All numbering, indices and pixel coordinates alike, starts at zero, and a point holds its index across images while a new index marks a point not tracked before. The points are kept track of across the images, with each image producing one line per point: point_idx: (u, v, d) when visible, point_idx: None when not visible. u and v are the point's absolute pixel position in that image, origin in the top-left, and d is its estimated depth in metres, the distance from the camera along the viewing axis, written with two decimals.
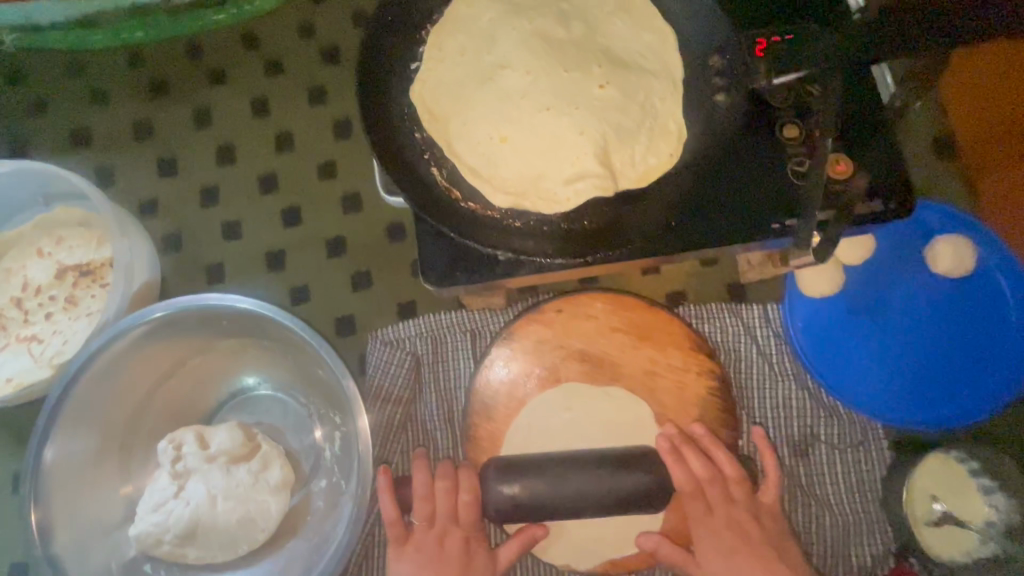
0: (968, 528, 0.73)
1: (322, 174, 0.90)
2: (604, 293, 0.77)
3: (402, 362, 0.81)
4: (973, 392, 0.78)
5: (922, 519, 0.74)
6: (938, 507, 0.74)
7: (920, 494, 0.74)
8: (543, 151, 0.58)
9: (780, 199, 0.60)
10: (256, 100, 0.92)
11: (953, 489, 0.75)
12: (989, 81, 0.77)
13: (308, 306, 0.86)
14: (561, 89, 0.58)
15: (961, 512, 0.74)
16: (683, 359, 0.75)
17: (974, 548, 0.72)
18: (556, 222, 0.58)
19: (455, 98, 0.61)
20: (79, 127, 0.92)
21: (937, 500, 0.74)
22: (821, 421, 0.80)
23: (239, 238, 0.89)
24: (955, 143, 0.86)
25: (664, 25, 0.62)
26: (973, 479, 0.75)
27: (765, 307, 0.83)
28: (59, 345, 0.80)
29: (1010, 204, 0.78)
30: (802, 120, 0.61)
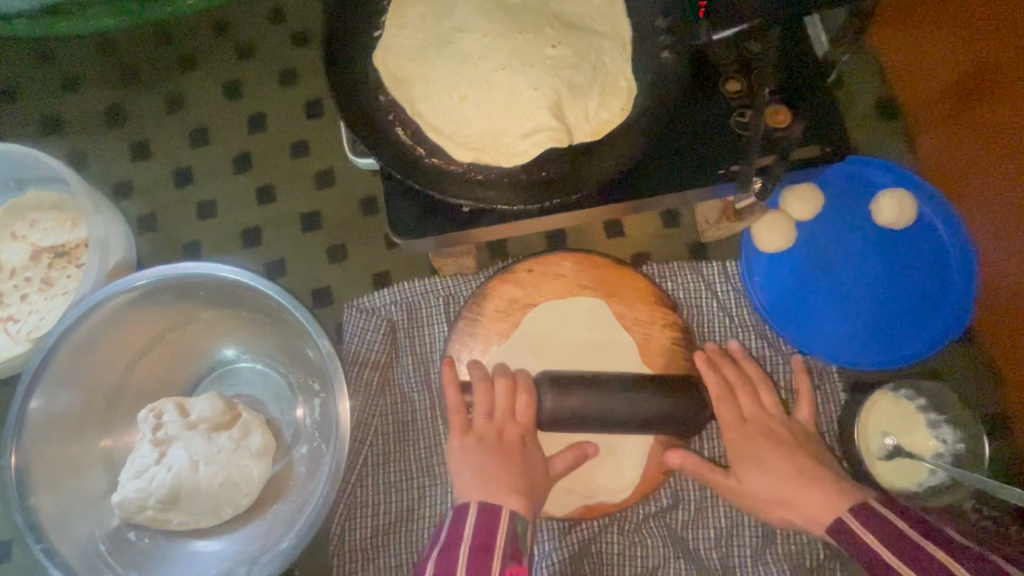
0: (917, 459, 0.78)
1: (295, 152, 0.92)
2: (570, 252, 0.80)
3: (378, 328, 0.84)
4: (919, 334, 0.83)
5: (874, 452, 0.79)
6: (889, 440, 0.79)
7: (873, 429, 0.79)
8: (501, 108, 0.61)
9: (723, 147, 0.64)
10: (228, 83, 0.94)
11: (904, 425, 0.79)
12: (923, 42, 0.83)
13: (285, 279, 0.88)
14: (516, 50, 0.61)
15: (910, 445, 0.79)
16: (647, 312, 0.79)
17: (923, 477, 0.78)
18: (515, 174, 0.62)
19: (416, 61, 0.64)
20: (50, 114, 0.93)
21: (888, 434, 0.79)
22: (781, 369, 0.85)
23: (215, 216, 0.91)
24: (896, 104, 0.91)
25: None
26: (922, 414, 0.80)
27: (724, 264, 0.87)
28: (36, 323, 0.81)
29: (947, 156, 0.84)
30: (742, 74, 0.65)
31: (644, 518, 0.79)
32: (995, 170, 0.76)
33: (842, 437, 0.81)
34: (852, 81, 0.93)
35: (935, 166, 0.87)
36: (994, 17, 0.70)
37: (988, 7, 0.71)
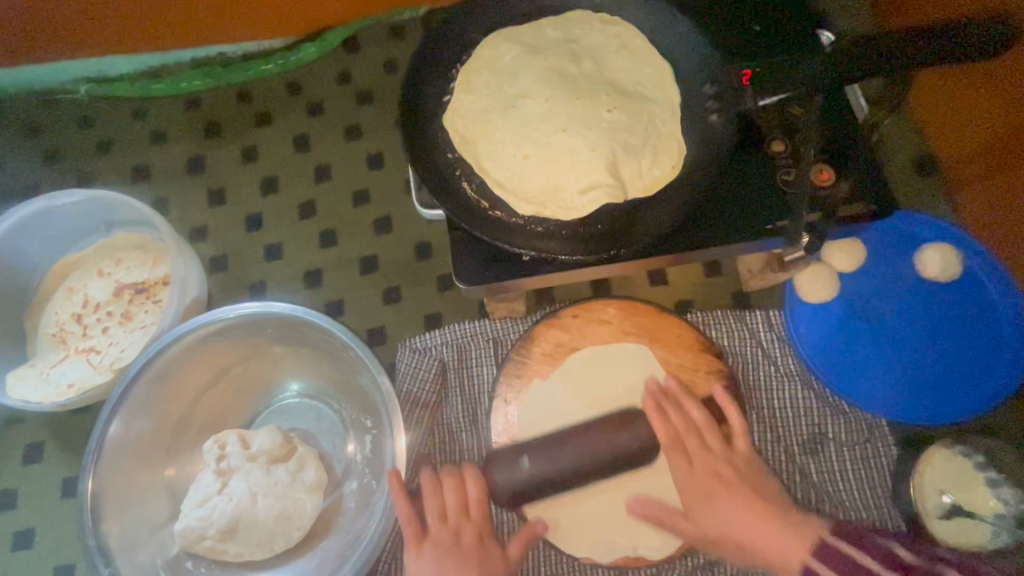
0: (978, 520, 0.75)
1: (355, 201, 0.99)
2: (616, 299, 0.83)
3: (428, 368, 0.87)
4: (973, 389, 0.82)
5: (932, 511, 0.76)
6: (946, 499, 0.76)
7: (929, 488, 0.77)
8: (561, 167, 0.66)
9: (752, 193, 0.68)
10: (297, 137, 1.03)
11: (962, 482, 0.77)
12: (964, 102, 0.86)
13: (341, 318, 0.94)
14: (575, 114, 0.67)
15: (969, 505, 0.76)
16: (692, 359, 0.82)
17: (985, 538, 0.74)
18: (573, 227, 0.66)
19: (482, 124, 0.70)
20: (140, 163, 1.03)
21: (946, 492, 0.76)
22: (828, 420, 0.85)
23: (280, 257, 0.97)
24: (934, 161, 0.93)
25: (663, 61, 0.72)
26: (980, 472, 0.77)
27: (768, 313, 0.89)
28: (117, 353, 0.87)
29: (989, 212, 0.86)
30: (787, 136, 0.69)
31: (691, 570, 0.78)
32: None
33: (896, 494, 0.79)
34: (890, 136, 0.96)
35: (977, 220, 0.88)
36: None
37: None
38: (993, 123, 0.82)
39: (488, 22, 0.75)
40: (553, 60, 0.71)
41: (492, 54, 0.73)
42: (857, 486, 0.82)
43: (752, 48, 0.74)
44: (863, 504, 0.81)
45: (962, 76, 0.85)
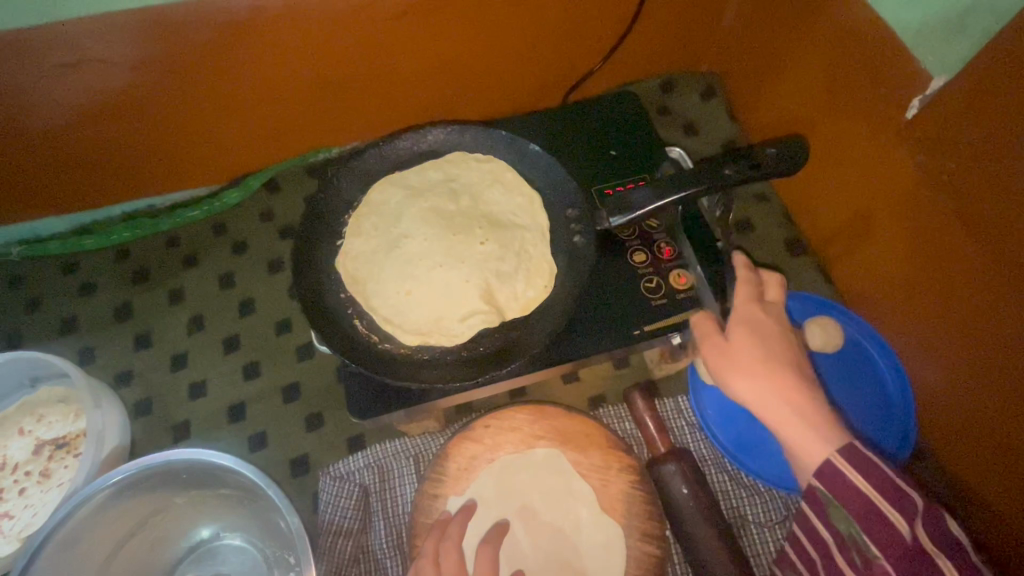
0: None
1: (279, 330, 1.03)
2: (525, 406, 0.87)
3: (350, 495, 0.88)
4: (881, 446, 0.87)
5: None
6: None
7: None
8: (442, 301, 0.73)
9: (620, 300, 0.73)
10: (223, 275, 1.09)
11: None
12: (820, 189, 0.97)
13: (265, 451, 0.95)
14: (450, 251, 0.75)
15: None
16: (603, 458, 0.84)
17: None
18: (456, 352, 0.71)
19: (370, 263, 0.76)
20: (68, 315, 1.07)
21: None
22: (745, 502, 0.87)
23: (205, 395, 0.99)
24: (804, 241, 1.03)
25: (531, 191, 0.81)
26: None
27: (677, 400, 0.94)
28: (30, 518, 0.86)
29: (857, 284, 0.95)
30: (646, 247, 0.78)
31: None
32: (904, 293, 0.85)
33: None
34: (765, 221, 1.06)
35: (849, 291, 0.97)
36: (879, 174, 0.84)
37: (865, 162, 0.86)
38: (846, 206, 0.92)
39: (375, 169, 0.84)
40: (434, 199, 0.79)
41: (379, 197, 0.81)
42: None
43: (610, 171, 0.84)
44: None
45: (813, 167, 0.97)
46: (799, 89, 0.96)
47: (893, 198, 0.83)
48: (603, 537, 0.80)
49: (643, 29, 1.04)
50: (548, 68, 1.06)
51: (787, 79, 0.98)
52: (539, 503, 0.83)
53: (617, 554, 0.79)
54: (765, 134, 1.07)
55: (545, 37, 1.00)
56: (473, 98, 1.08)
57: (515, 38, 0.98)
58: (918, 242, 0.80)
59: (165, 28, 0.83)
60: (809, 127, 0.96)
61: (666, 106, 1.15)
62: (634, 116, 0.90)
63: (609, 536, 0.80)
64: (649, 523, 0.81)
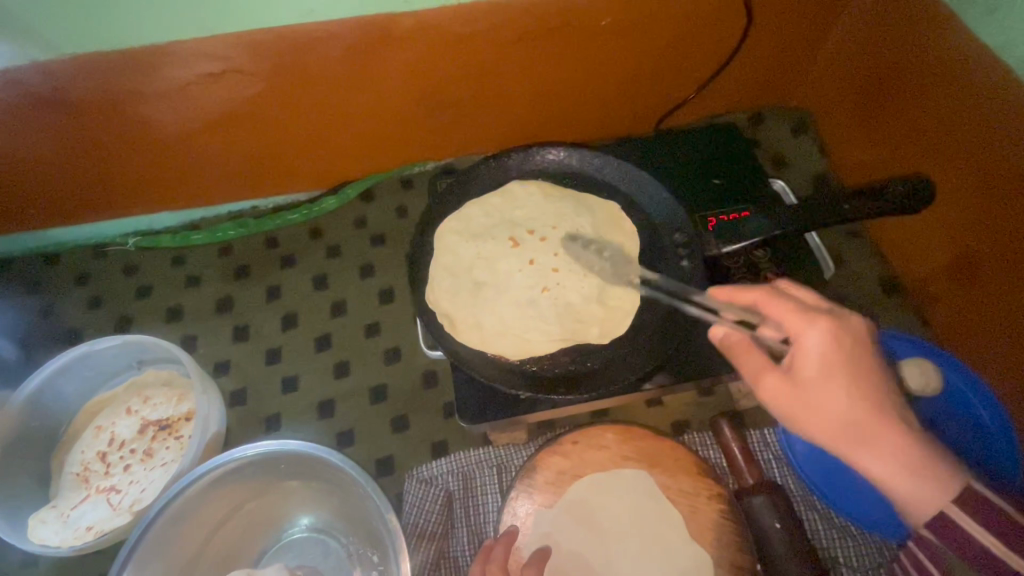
0: None
1: (368, 332, 1.07)
2: (613, 425, 0.87)
3: (435, 499, 0.90)
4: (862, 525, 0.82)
5: None
6: None
7: None
8: (553, 316, 0.77)
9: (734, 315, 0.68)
10: (318, 277, 1.14)
11: None
12: (920, 229, 0.96)
13: (351, 448, 0.98)
14: (558, 271, 0.80)
15: None
16: (692, 484, 0.83)
17: None
18: (564, 366, 0.75)
19: (475, 290, 0.79)
20: (174, 305, 1.13)
21: None
22: (836, 542, 0.85)
23: (296, 390, 1.04)
24: (900, 280, 1.01)
25: (635, 214, 0.83)
26: None
27: (763, 432, 0.92)
28: (136, 494, 0.91)
29: (958, 330, 0.92)
30: (752, 276, 0.78)
31: None
32: (1011, 343, 0.83)
33: None
34: (856, 257, 1.05)
35: (948, 337, 0.94)
36: (987, 220, 0.83)
37: (973, 206, 0.85)
38: (946, 248, 0.91)
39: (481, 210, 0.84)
40: (536, 235, 0.82)
41: (478, 226, 0.85)
42: None
43: (715, 198, 0.86)
44: None
45: None
46: (902, 127, 0.96)
47: (1009, 241, 0.80)
48: (692, 565, 0.79)
49: (740, 62, 1.06)
50: (643, 96, 1.09)
51: (889, 118, 0.98)
52: (626, 523, 0.82)
53: None
54: (860, 170, 1.07)
55: (646, 67, 1.03)
56: (569, 122, 1.12)
57: (617, 67, 1.02)
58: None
59: (297, 45, 0.90)
60: (910, 166, 0.95)
61: (756, 137, 1.17)
62: (735, 146, 0.91)
63: (698, 564, 0.79)
64: (741, 556, 0.79)
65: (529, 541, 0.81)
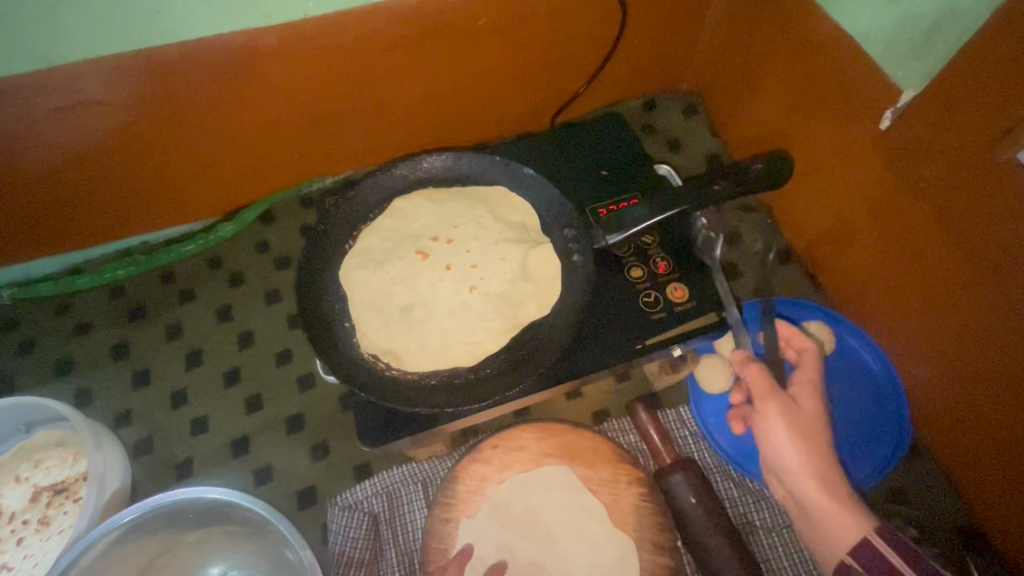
0: None
1: (280, 361, 1.03)
2: (531, 424, 0.87)
3: (360, 524, 0.88)
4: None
5: None
6: None
7: None
8: (450, 326, 0.75)
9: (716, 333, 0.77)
10: (222, 308, 1.08)
11: None
12: (803, 197, 1.00)
13: (270, 484, 0.94)
14: (452, 280, 0.78)
15: None
16: (611, 472, 0.85)
17: None
18: (464, 374, 0.73)
19: (407, 315, 0.77)
20: (64, 357, 1.05)
21: None
22: (752, 507, 0.89)
23: (206, 431, 0.98)
24: (793, 248, 1.06)
25: (528, 211, 0.83)
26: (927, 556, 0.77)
27: (679, 411, 0.95)
28: (31, 569, 0.85)
29: (844, 291, 0.97)
30: (642, 263, 0.80)
31: None
32: (888, 297, 0.89)
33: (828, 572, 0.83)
34: (752, 230, 1.09)
35: (838, 298, 1.00)
36: (858, 183, 0.88)
37: (844, 172, 0.90)
38: (827, 213, 0.96)
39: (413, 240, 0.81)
40: (442, 240, 0.81)
41: (366, 242, 0.82)
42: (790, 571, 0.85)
43: (603, 189, 0.86)
44: None
45: (795, 178, 1.00)
46: (778, 102, 1.00)
47: (877, 202, 0.85)
48: (617, 550, 0.81)
49: (626, 50, 1.08)
50: (535, 92, 1.09)
51: (766, 94, 1.02)
52: (551, 521, 0.83)
53: (632, 566, 0.80)
54: (748, 146, 1.11)
55: (532, 62, 1.03)
56: (465, 124, 1.11)
57: (503, 64, 1.01)
58: (899, 244, 0.84)
59: (158, 67, 0.84)
60: (789, 138, 0.99)
61: (650, 122, 1.19)
62: (620, 135, 0.92)
63: (623, 550, 0.81)
64: (661, 535, 0.81)
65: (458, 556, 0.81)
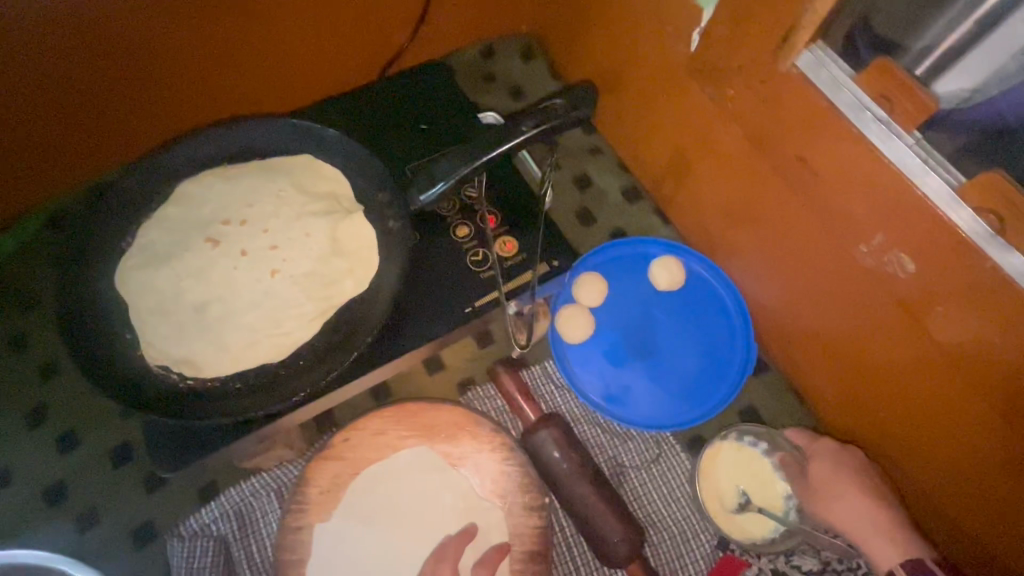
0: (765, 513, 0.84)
1: (95, 388, 0.89)
2: (382, 408, 0.81)
3: (207, 551, 0.79)
4: (690, 408, 0.90)
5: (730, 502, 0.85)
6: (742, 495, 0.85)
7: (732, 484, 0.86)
8: (253, 320, 0.66)
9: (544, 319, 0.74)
10: (11, 339, 0.91)
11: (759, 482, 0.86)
12: (641, 132, 0.98)
13: (99, 529, 0.82)
14: (252, 267, 0.69)
15: (764, 501, 0.85)
16: (473, 443, 0.81)
17: (767, 529, 0.84)
18: (274, 371, 0.64)
19: (201, 315, 0.67)
20: None
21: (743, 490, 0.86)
22: (620, 449, 0.90)
23: (9, 485, 0.84)
24: (642, 186, 1.05)
25: (336, 179, 0.74)
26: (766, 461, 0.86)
27: (544, 367, 0.93)
28: None
29: (689, 223, 0.98)
30: (468, 220, 0.74)
31: None
32: (724, 222, 0.89)
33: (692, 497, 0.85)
34: (601, 172, 1.06)
35: (684, 230, 1.00)
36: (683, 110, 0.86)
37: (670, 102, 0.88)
38: (663, 145, 0.95)
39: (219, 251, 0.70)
40: (236, 223, 0.71)
41: (144, 237, 0.70)
42: (660, 504, 0.87)
43: (422, 145, 0.79)
44: (667, 518, 0.87)
45: (631, 113, 0.98)
46: (606, 35, 0.95)
47: (701, 130, 0.84)
48: (484, 521, 0.78)
49: None
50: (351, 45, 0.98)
51: (595, 28, 0.97)
52: (414, 507, 0.78)
53: (501, 534, 0.78)
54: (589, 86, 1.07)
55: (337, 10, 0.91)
56: (278, 92, 0.97)
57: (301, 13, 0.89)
58: (724, 169, 0.84)
59: None
60: (621, 73, 0.95)
61: (491, 70, 1.12)
62: (438, 83, 0.84)
63: (490, 519, 0.78)
64: (529, 496, 0.79)
65: (317, 565, 0.75)
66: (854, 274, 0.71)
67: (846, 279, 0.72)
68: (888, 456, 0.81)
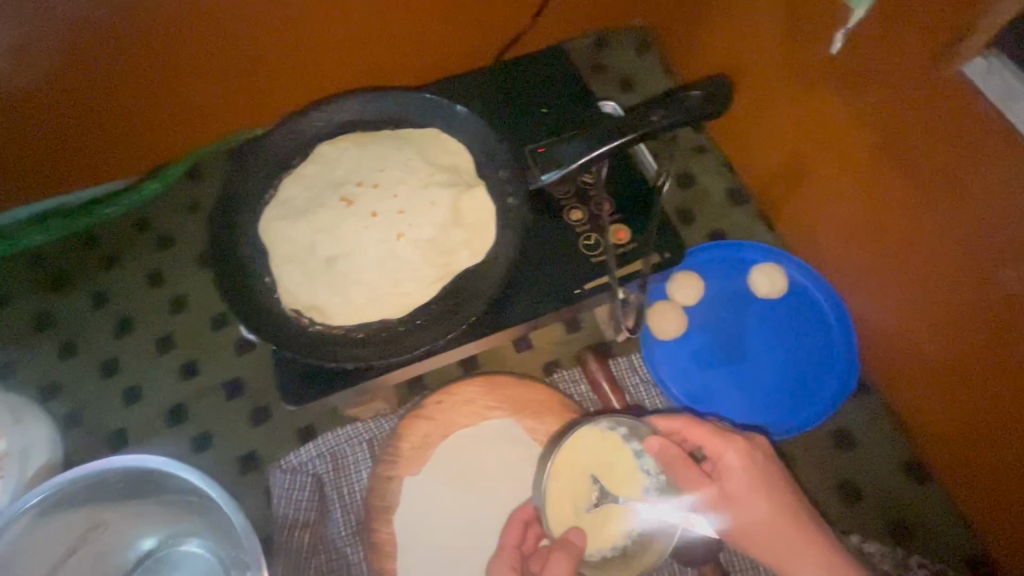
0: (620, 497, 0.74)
1: (215, 325, 0.98)
2: (475, 377, 0.84)
3: (303, 486, 0.86)
4: (780, 420, 0.88)
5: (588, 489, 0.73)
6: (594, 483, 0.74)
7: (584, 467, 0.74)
8: (377, 278, 0.71)
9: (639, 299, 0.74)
10: (149, 273, 1.02)
11: (608, 466, 0.74)
12: (755, 133, 0.95)
13: (211, 452, 0.91)
14: (379, 228, 0.74)
15: (615, 485, 0.74)
16: (559, 422, 0.82)
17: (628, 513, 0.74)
18: (393, 326, 0.69)
19: (330, 267, 0.72)
20: None
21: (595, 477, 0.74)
22: None
23: (139, 401, 0.94)
24: (748, 189, 1.03)
25: (460, 153, 0.77)
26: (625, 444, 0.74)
27: (631, 358, 0.93)
28: None
29: (796, 231, 0.95)
30: (583, 204, 0.76)
31: None
32: (836, 233, 0.86)
33: None
34: (706, 171, 1.04)
35: (789, 238, 0.97)
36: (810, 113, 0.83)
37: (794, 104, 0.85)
38: (777, 148, 0.92)
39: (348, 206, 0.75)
40: (366, 186, 0.76)
41: (286, 191, 0.76)
42: None
43: (541, 128, 0.81)
44: None
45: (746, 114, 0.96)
46: (729, 33, 0.94)
47: (825, 135, 0.82)
48: None
49: None
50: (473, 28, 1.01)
51: (718, 24, 0.96)
52: (499, 475, 0.82)
53: None
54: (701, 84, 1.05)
55: None
56: (400, 69, 1.02)
57: None
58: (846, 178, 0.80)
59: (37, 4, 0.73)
60: (741, 71, 0.93)
61: (601, 61, 1.13)
62: (560, 69, 0.86)
63: None
64: None
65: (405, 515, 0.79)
66: (986, 300, 0.67)
67: (976, 304, 0.69)
68: (999, 504, 0.75)
